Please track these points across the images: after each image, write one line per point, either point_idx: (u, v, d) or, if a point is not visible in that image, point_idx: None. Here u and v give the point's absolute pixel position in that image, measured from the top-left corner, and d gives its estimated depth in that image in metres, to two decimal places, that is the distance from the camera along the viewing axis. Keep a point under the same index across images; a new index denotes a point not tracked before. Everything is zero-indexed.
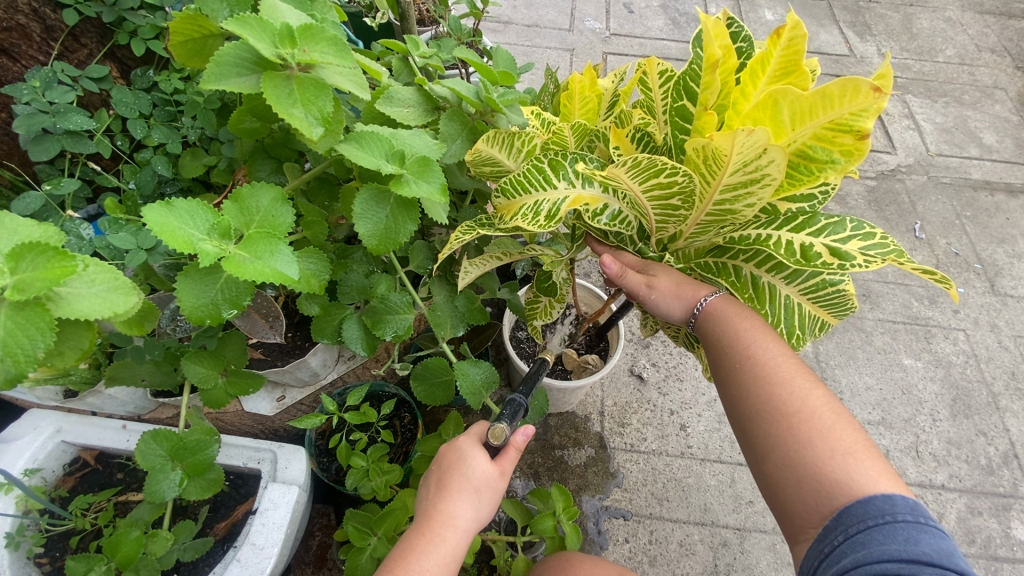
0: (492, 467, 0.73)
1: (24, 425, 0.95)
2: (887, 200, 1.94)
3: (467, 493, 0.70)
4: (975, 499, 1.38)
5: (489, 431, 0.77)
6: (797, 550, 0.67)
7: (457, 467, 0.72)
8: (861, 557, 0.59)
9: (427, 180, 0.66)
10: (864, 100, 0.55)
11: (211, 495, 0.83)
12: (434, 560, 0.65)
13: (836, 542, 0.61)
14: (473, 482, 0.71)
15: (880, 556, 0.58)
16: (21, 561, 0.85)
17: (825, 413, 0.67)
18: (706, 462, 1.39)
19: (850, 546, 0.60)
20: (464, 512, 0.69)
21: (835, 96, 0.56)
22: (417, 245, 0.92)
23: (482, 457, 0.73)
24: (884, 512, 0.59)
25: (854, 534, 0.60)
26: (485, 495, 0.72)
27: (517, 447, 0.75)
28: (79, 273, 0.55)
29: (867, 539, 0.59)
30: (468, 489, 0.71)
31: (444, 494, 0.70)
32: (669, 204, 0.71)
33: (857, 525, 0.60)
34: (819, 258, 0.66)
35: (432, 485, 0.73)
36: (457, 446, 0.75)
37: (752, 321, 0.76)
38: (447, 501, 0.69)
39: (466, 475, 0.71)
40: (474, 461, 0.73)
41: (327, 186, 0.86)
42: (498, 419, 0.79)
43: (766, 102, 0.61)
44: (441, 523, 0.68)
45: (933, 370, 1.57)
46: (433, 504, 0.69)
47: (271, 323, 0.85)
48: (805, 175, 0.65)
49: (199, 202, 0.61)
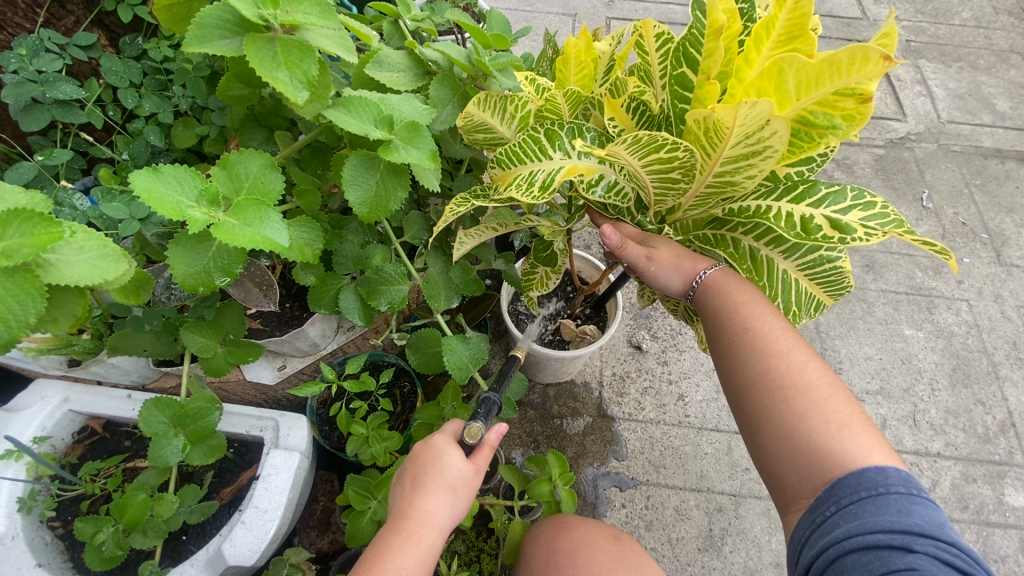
0: (468, 465, 0.74)
1: (31, 395, 0.96)
2: (895, 168, 1.90)
3: (442, 491, 0.71)
4: (970, 466, 1.39)
5: (465, 429, 0.76)
6: (789, 519, 0.68)
7: (432, 465, 0.73)
8: (853, 528, 0.59)
9: (417, 146, 0.65)
10: (871, 69, 0.53)
11: (214, 461, 0.86)
12: (410, 558, 0.66)
13: (828, 513, 0.62)
14: (448, 480, 0.72)
15: (874, 526, 0.59)
16: (34, 524, 0.88)
17: (822, 386, 0.67)
18: (703, 430, 1.40)
19: (842, 517, 0.60)
20: (439, 509, 0.70)
21: (843, 64, 0.54)
22: (412, 215, 0.91)
23: (456, 455, 0.74)
24: (878, 484, 0.60)
25: (847, 505, 0.60)
26: (459, 493, 0.73)
27: (493, 444, 0.77)
28: (67, 240, 0.55)
29: (860, 510, 0.59)
30: (443, 486, 0.71)
31: (417, 493, 0.71)
32: (669, 177, 0.70)
33: (850, 497, 0.60)
34: (820, 231, 0.65)
35: (407, 482, 0.73)
36: (433, 443, 0.76)
37: (750, 293, 0.76)
38: (421, 499, 0.70)
39: (442, 474, 0.72)
40: (449, 459, 0.73)
41: (319, 154, 0.85)
42: (472, 418, 0.78)
43: (771, 70, 0.59)
44: (416, 522, 0.69)
45: (934, 340, 1.57)
46: (408, 502, 0.70)
47: (265, 292, 0.86)
48: (806, 142, 0.64)
49: (186, 168, 0.60)
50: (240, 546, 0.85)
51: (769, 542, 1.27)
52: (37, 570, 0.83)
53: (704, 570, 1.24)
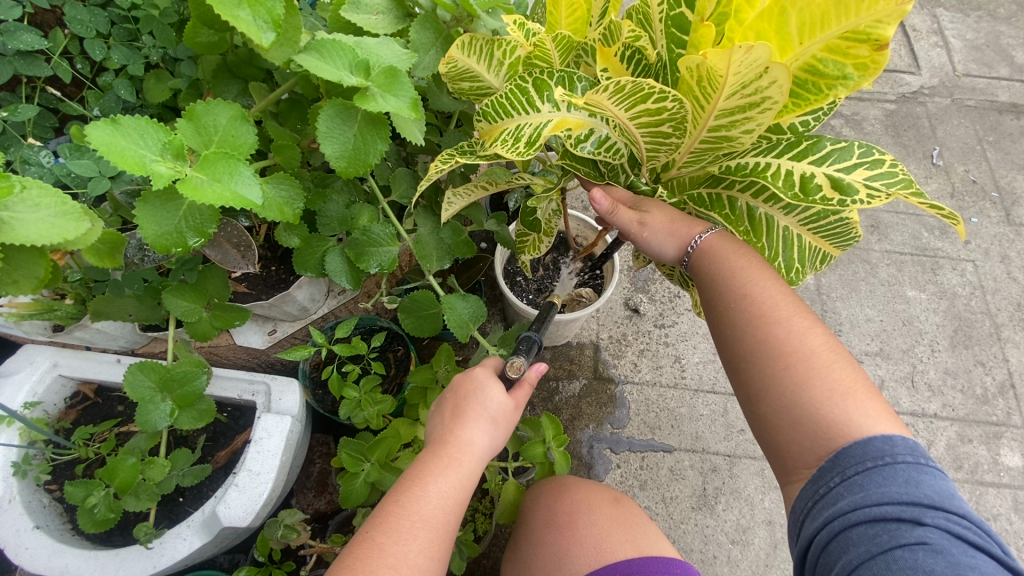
0: (508, 399, 0.73)
1: (19, 360, 0.95)
2: (906, 124, 1.83)
3: (484, 421, 0.70)
4: (967, 427, 1.39)
5: (507, 363, 0.74)
6: (789, 489, 0.67)
7: (473, 396, 0.72)
8: (859, 499, 0.59)
9: (396, 93, 0.61)
10: (883, 8, 0.49)
11: (204, 425, 0.86)
12: (450, 482, 0.65)
13: (832, 484, 0.61)
14: (489, 412, 0.71)
15: (880, 498, 0.58)
16: (30, 488, 0.88)
17: (823, 352, 0.64)
18: (699, 392, 1.40)
19: (848, 488, 0.59)
20: (480, 439, 0.69)
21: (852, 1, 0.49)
22: (399, 173, 0.88)
23: (498, 388, 0.73)
24: (884, 454, 0.59)
25: (852, 476, 0.59)
26: (500, 425, 0.72)
27: (532, 382, 0.76)
28: (19, 196, 0.52)
29: (865, 481, 0.59)
30: (485, 418, 0.71)
31: (459, 422, 0.70)
32: (659, 131, 0.66)
33: (855, 468, 0.59)
34: (819, 191, 0.62)
35: (447, 413, 0.72)
36: (473, 375, 0.75)
37: (749, 258, 0.73)
38: (462, 428, 0.69)
39: (483, 405, 0.71)
40: (490, 391, 0.72)
41: (298, 107, 0.81)
42: (513, 354, 0.80)
43: (773, 8, 0.55)
44: (457, 450, 0.67)
45: (936, 302, 1.54)
46: (449, 429, 0.69)
47: (243, 253, 0.83)
48: (813, 94, 0.59)
49: (147, 119, 0.57)
50: (234, 508, 0.85)
51: (762, 501, 1.29)
52: (35, 532, 0.84)
53: (697, 528, 1.26)
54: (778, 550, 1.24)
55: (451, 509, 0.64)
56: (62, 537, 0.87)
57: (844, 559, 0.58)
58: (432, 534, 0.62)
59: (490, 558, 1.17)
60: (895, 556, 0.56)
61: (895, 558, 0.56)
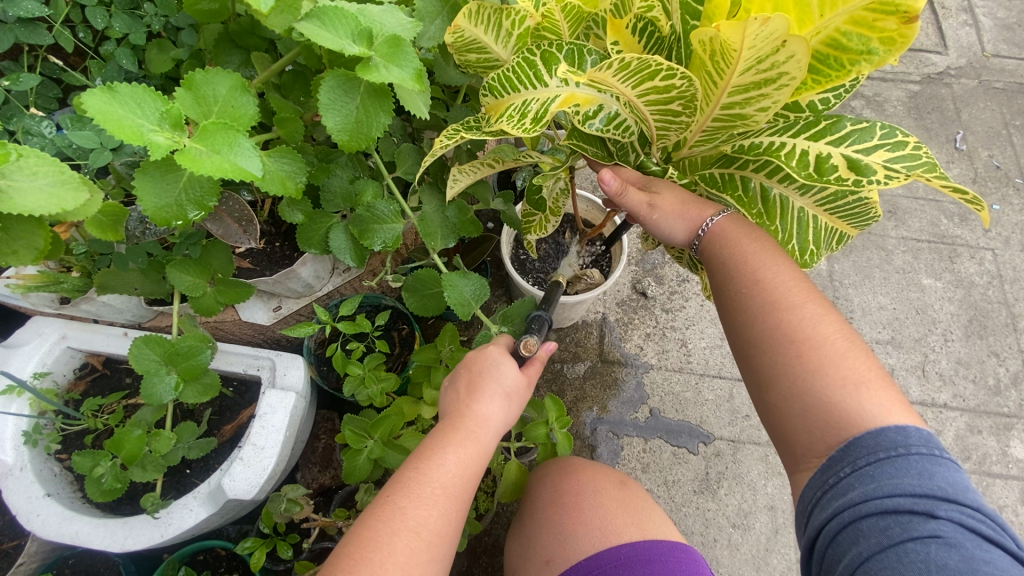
0: (521, 376, 0.73)
1: (29, 331, 0.96)
2: (930, 106, 1.77)
3: (498, 396, 0.70)
4: (976, 418, 1.38)
5: (521, 341, 0.77)
6: (797, 477, 0.66)
7: (487, 372, 0.72)
8: (870, 491, 0.57)
9: (400, 64, 0.59)
10: None
11: (208, 399, 0.86)
12: (466, 454, 0.65)
13: (842, 474, 0.59)
14: (504, 387, 0.71)
15: (893, 490, 0.57)
16: (41, 456, 0.90)
17: (837, 340, 0.63)
18: (705, 377, 1.39)
19: (859, 479, 0.58)
20: (495, 413, 0.69)
21: None
22: (405, 149, 0.86)
23: (512, 365, 0.73)
24: (897, 445, 0.57)
25: (863, 466, 0.58)
26: (514, 401, 0.72)
27: (543, 359, 0.78)
28: (15, 164, 0.51)
29: (877, 472, 0.57)
30: (500, 393, 0.70)
31: (473, 396, 0.70)
32: (669, 109, 0.64)
33: (866, 458, 0.58)
34: (835, 172, 0.60)
35: (461, 388, 0.72)
36: (487, 352, 0.74)
37: (761, 242, 0.71)
38: (477, 402, 0.69)
39: (498, 380, 0.71)
40: (504, 368, 0.72)
41: (301, 79, 0.79)
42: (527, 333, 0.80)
43: None
44: (474, 423, 0.67)
45: (952, 291, 1.51)
46: (465, 403, 0.69)
47: (245, 228, 0.82)
48: (833, 70, 0.56)
49: (144, 87, 0.55)
50: (239, 481, 0.86)
51: (765, 486, 1.29)
52: (46, 499, 0.86)
53: (698, 511, 1.26)
54: (779, 535, 1.25)
55: (468, 478, 0.65)
56: (73, 504, 0.89)
57: (852, 551, 0.58)
58: (450, 499, 0.62)
59: (491, 536, 1.19)
60: (907, 548, 0.55)
61: (907, 550, 0.55)
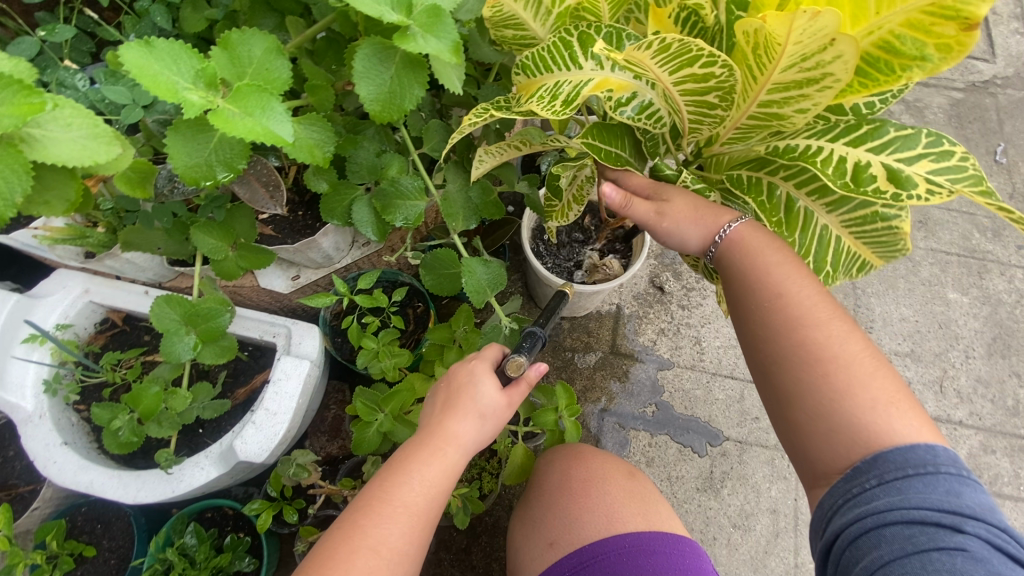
0: (501, 397, 0.70)
1: (53, 283, 0.97)
2: (972, 116, 1.71)
3: (473, 415, 0.68)
4: (992, 438, 1.35)
5: (507, 361, 0.73)
6: (814, 491, 0.64)
7: (465, 388, 0.70)
8: (897, 502, 0.57)
9: (438, 35, 0.57)
10: None
11: (226, 361, 0.87)
12: (433, 473, 0.64)
13: (868, 485, 0.58)
14: (478, 406, 0.69)
15: (920, 503, 0.56)
16: (60, 405, 0.92)
17: (864, 358, 0.60)
18: (718, 376, 1.38)
19: (885, 490, 0.57)
20: (467, 432, 0.67)
21: None
22: (432, 125, 0.85)
23: (490, 382, 0.71)
24: (927, 463, 0.56)
25: (891, 480, 0.57)
26: (489, 420, 0.69)
27: (531, 381, 0.73)
28: (51, 113, 0.51)
29: (906, 487, 0.56)
30: (473, 412, 0.68)
31: (449, 414, 0.68)
32: (704, 101, 0.62)
33: (894, 472, 0.57)
34: (873, 182, 0.58)
35: (437, 404, 0.71)
36: (467, 368, 0.73)
37: (785, 253, 0.67)
38: (450, 419, 0.67)
39: (473, 398, 0.69)
40: (482, 386, 0.70)
41: (334, 47, 0.78)
42: (516, 350, 0.77)
43: None
44: (442, 440, 0.66)
45: (978, 307, 1.47)
46: (438, 421, 0.67)
47: (271, 194, 0.83)
48: (883, 74, 0.54)
49: (181, 43, 0.54)
50: (251, 443, 0.87)
51: (769, 489, 1.28)
52: (64, 447, 0.88)
53: (700, 508, 1.26)
54: (780, 539, 1.24)
55: (434, 496, 0.63)
56: (88, 454, 0.91)
57: (872, 556, 0.57)
58: (413, 519, 0.61)
59: (492, 516, 1.20)
60: (931, 558, 0.54)
61: (930, 560, 0.54)
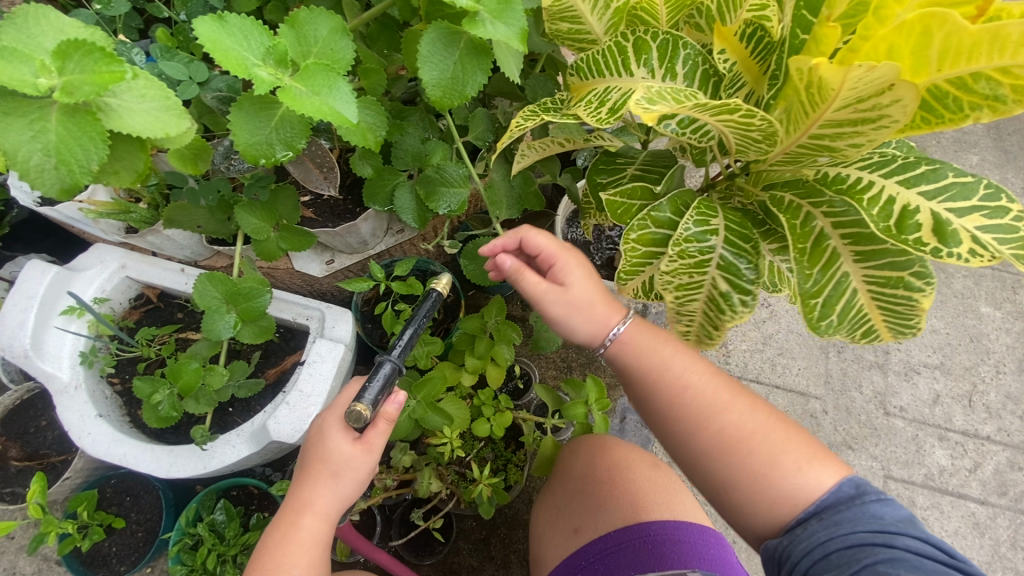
0: (354, 446, 0.65)
1: (91, 256, 0.98)
2: (1013, 127, 1.67)
3: (326, 477, 0.64)
4: (1019, 455, 1.33)
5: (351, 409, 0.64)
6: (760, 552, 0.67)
7: (315, 450, 0.66)
8: (833, 531, 0.58)
9: (506, 21, 0.57)
10: None
11: (263, 342, 0.87)
12: (300, 550, 0.62)
13: (807, 524, 0.59)
14: (330, 465, 0.65)
15: (852, 528, 0.57)
16: (95, 378, 0.93)
17: (767, 428, 0.63)
18: (743, 379, 1.37)
19: (819, 524, 0.59)
20: (321, 496, 0.64)
21: (1009, 40, 0.45)
22: (478, 114, 0.84)
23: (340, 436, 0.65)
24: (852, 497, 0.60)
25: (823, 514, 0.59)
26: (344, 477, 0.65)
27: (390, 416, 0.67)
28: (129, 84, 0.54)
29: (838, 519, 0.58)
30: (328, 472, 0.64)
31: (303, 483, 0.65)
32: (748, 135, 0.61)
33: (826, 509, 0.59)
34: (916, 233, 0.59)
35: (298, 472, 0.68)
36: (318, 427, 0.68)
37: (672, 343, 0.69)
38: (307, 488, 0.65)
39: (324, 458, 0.65)
40: (332, 442, 0.65)
41: (388, 31, 0.78)
42: (362, 388, 0.66)
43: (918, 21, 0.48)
44: (295, 512, 0.64)
45: (1011, 322, 1.44)
46: (295, 493, 0.65)
47: (326, 175, 0.83)
48: (949, 112, 0.53)
49: (252, 20, 0.54)
50: (284, 424, 0.87)
51: None
52: (98, 420, 0.89)
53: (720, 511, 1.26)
54: None
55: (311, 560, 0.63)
56: (121, 427, 0.92)
57: None
58: None
59: (512, 508, 1.20)
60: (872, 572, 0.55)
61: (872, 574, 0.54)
